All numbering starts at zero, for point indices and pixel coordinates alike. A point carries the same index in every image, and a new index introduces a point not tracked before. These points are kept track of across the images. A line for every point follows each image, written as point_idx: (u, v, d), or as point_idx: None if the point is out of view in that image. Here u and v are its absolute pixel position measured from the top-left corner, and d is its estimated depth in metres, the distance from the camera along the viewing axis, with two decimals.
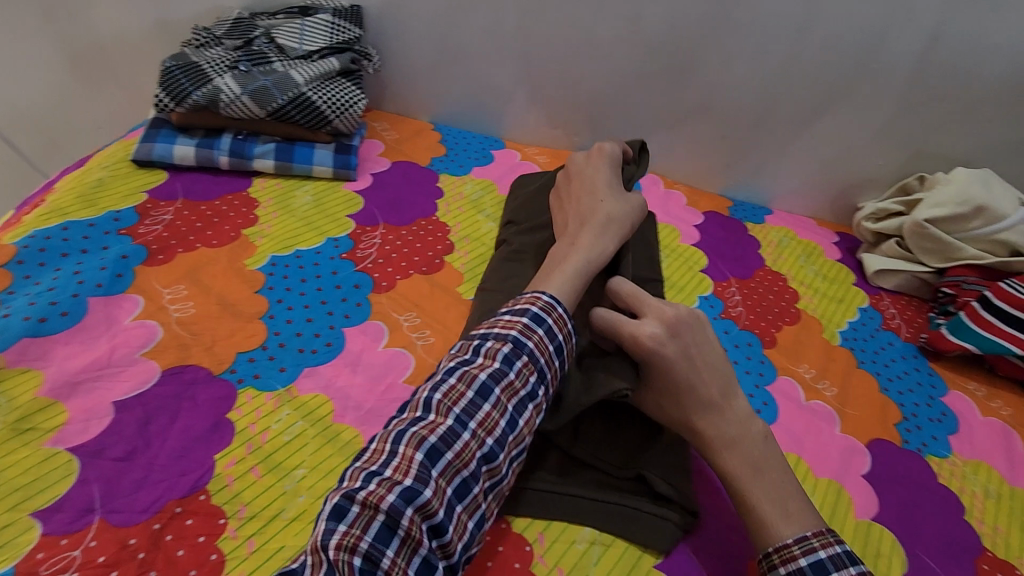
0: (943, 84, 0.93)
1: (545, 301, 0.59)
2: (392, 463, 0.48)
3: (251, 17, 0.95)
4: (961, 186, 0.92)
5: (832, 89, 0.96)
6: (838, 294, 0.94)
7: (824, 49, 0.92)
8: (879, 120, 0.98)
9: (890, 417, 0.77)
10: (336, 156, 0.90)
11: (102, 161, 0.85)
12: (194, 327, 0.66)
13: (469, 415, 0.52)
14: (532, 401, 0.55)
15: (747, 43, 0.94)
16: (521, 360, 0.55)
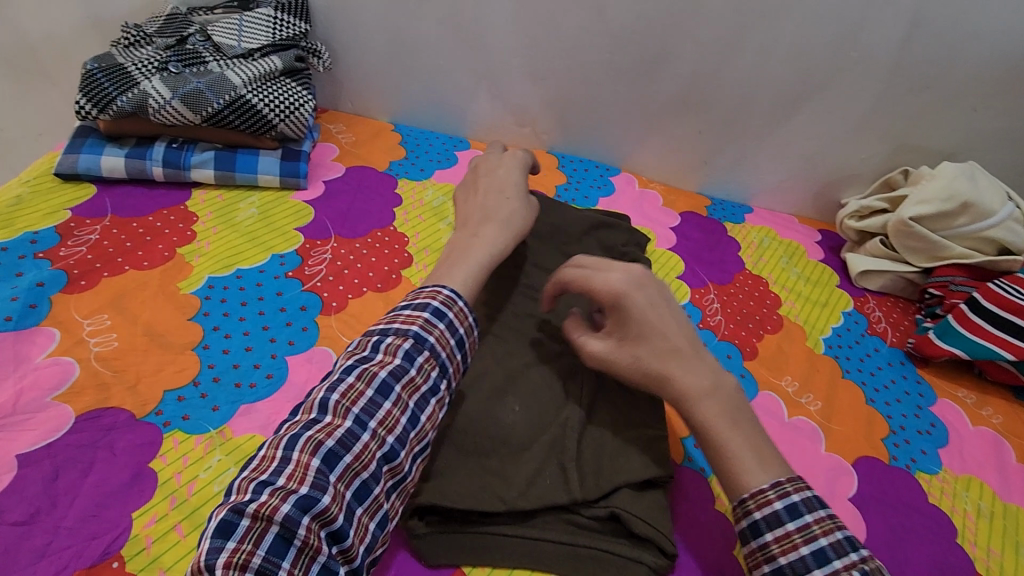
0: (926, 73, 0.88)
1: (445, 295, 0.57)
2: (287, 470, 0.45)
3: (186, 12, 0.87)
4: (947, 181, 0.87)
5: (810, 80, 0.91)
6: (821, 298, 0.90)
7: (801, 37, 0.87)
8: (860, 112, 0.93)
9: (877, 431, 0.73)
10: (283, 163, 0.83)
11: (22, 176, 0.77)
12: (116, 363, 0.59)
13: (369, 415, 0.50)
14: (434, 395, 0.54)
15: (719, 32, 0.88)
16: (423, 355, 0.53)
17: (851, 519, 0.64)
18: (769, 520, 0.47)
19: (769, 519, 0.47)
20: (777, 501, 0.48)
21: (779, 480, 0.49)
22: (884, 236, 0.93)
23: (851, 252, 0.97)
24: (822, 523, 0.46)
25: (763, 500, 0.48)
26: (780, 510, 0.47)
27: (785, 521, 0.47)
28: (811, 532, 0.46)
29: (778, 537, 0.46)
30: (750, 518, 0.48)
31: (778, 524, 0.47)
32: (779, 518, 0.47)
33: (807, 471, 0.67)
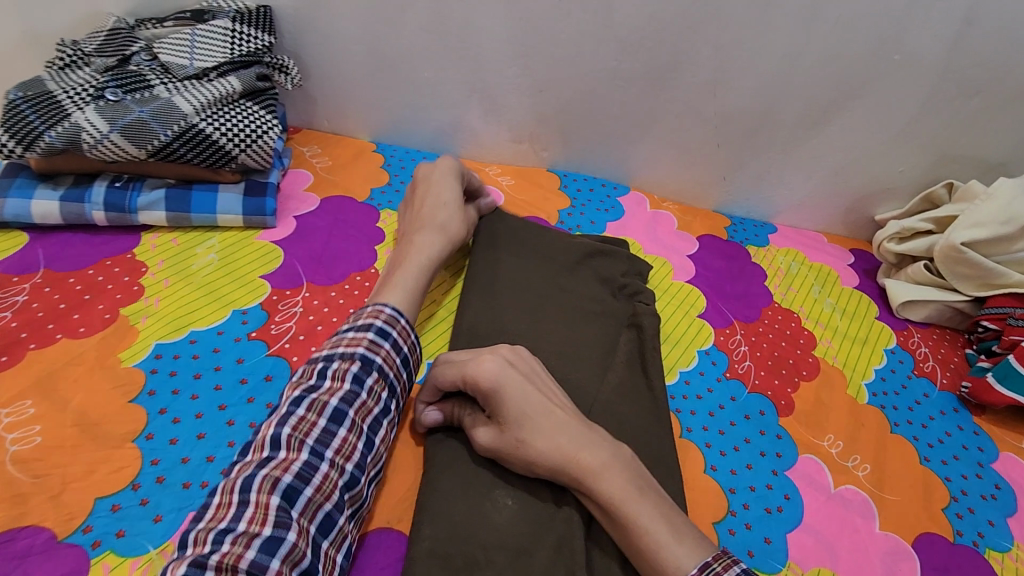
0: (977, 78, 0.78)
1: (388, 313, 0.56)
2: (246, 514, 0.43)
3: (130, 27, 0.76)
4: (1006, 201, 0.77)
5: (845, 87, 0.80)
6: (861, 334, 0.80)
7: (836, 39, 0.76)
8: (901, 121, 0.82)
9: (936, 499, 0.63)
10: (247, 199, 0.73)
11: None
12: (38, 465, 0.49)
13: (324, 445, 0.48)
14: (386, 416, 0.54)
15: (742, 36, 0.77)
16: (371, 378, 0.53)
17: None
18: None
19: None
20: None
21: (705, 559, 0.45)
22: (929, 260, 0.83)
23: (891, 277, 0.87)
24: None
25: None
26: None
27: None
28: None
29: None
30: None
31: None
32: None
33: (861, 557, 0.58)
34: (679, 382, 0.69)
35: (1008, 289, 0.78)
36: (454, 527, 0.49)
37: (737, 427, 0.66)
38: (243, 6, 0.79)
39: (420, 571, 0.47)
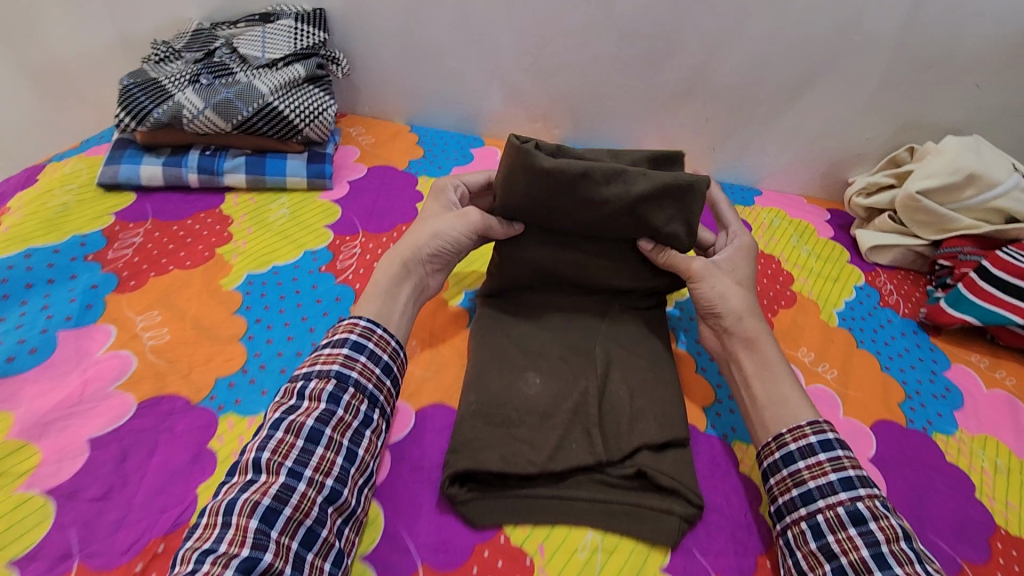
0: (928, 52, 0.90)
1: (363, 326, 0.59)
2: (227, 536, 0.45)
3: (211, 27, 0.92)
4: (953, 155, 0.89)
5: (814, 64, 0.93)
6: (833, 274, 0.92)
7: (803, 21, 0.89)
8: (865, 92, 0.95)
9: (893, 396, 0.76)
10: (310, 165, 0.87)
11: (65, 185, 0.81)
12: (169, 354, 0.63)
13: (303, 464, 0.50)
14: (368, 427, 0.55)
15: (724, 22, 0.91)
16: (348, 395, 0.55)
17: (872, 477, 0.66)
18: (802, 449, 0.56)
19: (803, 449, 0.56)
20: (811, 435, 0.56)
21: (817, 419, 0.58)
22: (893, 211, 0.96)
23: (862, 228, 0.99)
24: (851, 457, 0.55)
25: (800, 433, 0.57)
26: (813, 441, 0.56)
27: (818, 452, 0.55)
28: (840, 462, 0.54)
29: (809, 464, 0.55)
30: (781, 449, 0.57)
31: (810, 453, 0.55)
32: (813, 448, 0.56)
33: None
34: (677, 308, 0.82)
35: (960, 229, 0.90)
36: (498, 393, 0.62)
37: None
38: (303, 9, 0.94)
39: (468, 425, 0.60)
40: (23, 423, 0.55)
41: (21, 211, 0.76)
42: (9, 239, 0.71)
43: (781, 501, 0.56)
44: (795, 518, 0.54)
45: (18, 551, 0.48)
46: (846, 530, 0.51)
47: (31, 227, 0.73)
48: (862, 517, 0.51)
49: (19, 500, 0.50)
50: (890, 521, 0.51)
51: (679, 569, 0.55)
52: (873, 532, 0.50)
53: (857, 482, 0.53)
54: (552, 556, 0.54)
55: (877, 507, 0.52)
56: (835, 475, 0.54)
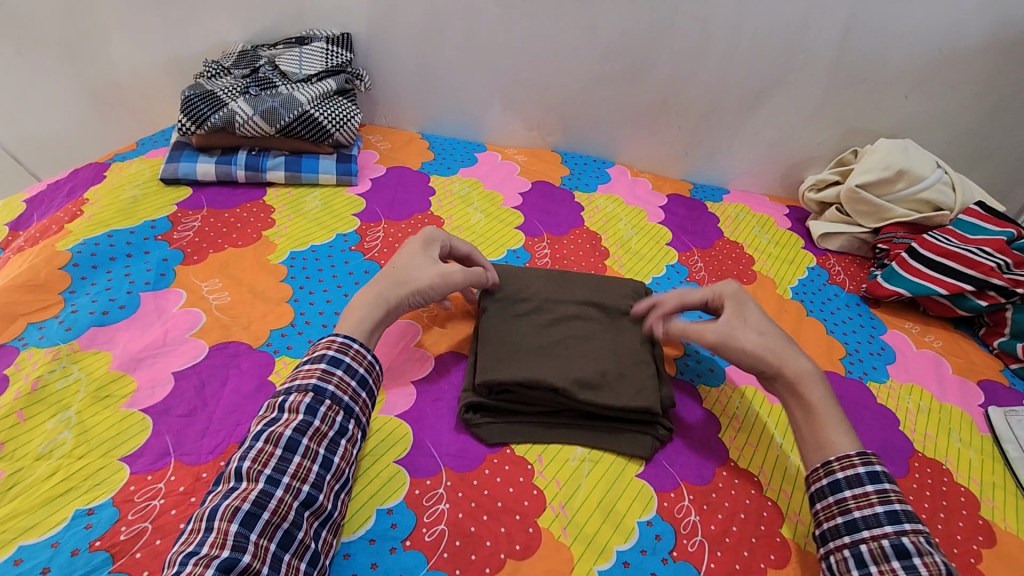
0: (862, 69, 1.07)
1: (339, 342, 0.65)
2: (209, 539, 0.50)
3: (255, 49, 1.08)
4: (884, 154, 1.06)
5: (767, 79, 1.10)
6: (789, 257, 1.07)
7: (756, 43, 1.06)
8: (812, 103, 1.12)
9: (835, 353, 0.90)
10: (339, 164, 1.02)
11: (132, 180, 0.95)
12: (231, 311, 0.77)
13: (281, 471, 0.55)
14: (343, 436, 0.60)
15: (689, 44, 1.07)
16: (324, 405, 0.60)
17: None
18: (849, 479, 0.58)
19: (850, 478, 0.58)
20: (859, 466, 0.59)
21: (863, 451, 0.60)
22: (839, 204, 1.11)
23: (814, 221, 1.14)
24: (896, 492, 0.57)
25: (847, 462, 0.59)
26: (862, 473, 0.58)
27: (865, 483, 0.58)
28: (887, 495, 0.57)
29: (855, 493, 0.58)
30: (829, 476, 0.60)
31: (858, 483, 0.58)
32: (861, 479, 0.58)
33: None
34: (654, 283, 0.96)
35: (894, 218, 1.05)
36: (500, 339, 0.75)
37: None
38: (333, 33, 1.10)
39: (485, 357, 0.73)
40: (120, 359, 0.68)
41: (99, 201, 0.90)
42: (92, 222, 0.85)
43: (826, 526, 0.58)
44: (839, 544, 0.56)
45: (126, 450, 0.60)
46: (890, 563, 0.53)
47: (109, 213, 0.87)
48: (906, 552, 0.53)
49: (124, 414, 0.63)
50: (935, 558, 0.53)
51: (651, 475, 0.68)
52: (917, 567, 0.52)
53: (902, 517, 0.56)
54: (549, 463, 0.67)
55: (922, 542, 0.54)
56: (881, 507, 0.56)
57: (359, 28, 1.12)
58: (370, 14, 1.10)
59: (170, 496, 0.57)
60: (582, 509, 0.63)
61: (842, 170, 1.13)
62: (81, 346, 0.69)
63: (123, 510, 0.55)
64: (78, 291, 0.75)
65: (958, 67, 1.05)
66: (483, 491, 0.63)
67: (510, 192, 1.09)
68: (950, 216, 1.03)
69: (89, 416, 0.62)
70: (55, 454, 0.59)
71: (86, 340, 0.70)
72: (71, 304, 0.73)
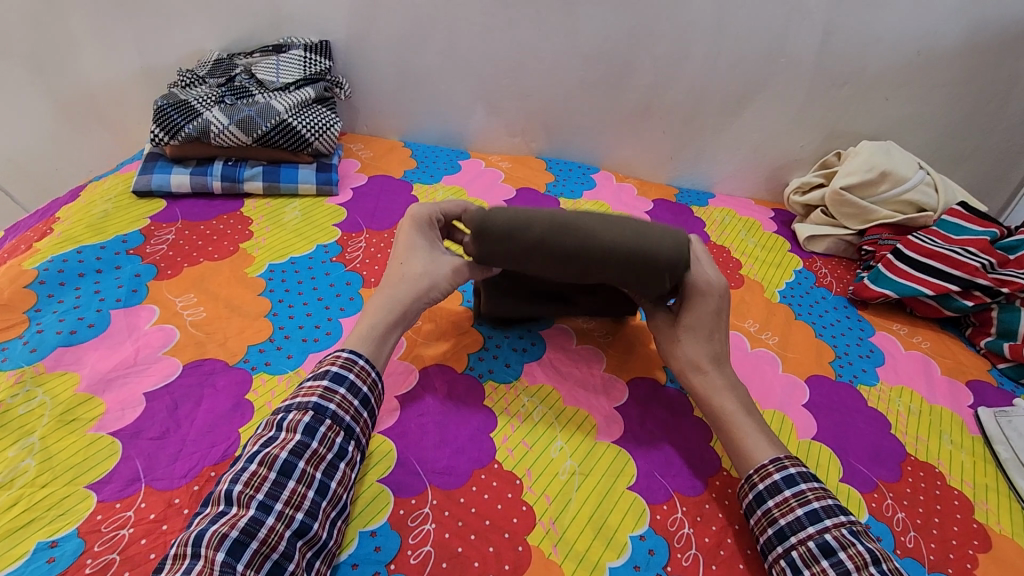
0: (842, 73, 1.07)
1: (344, 358, 0.63)
2: (195, 568, 0.47)
3: (230, 57, 1.06)
4: (867, 156, 1.06)
5: (749, 83, 1.09)
6: (776, 260, 1.07)
7: (736, 48, 1.06)
8: (794, 106, 1.12)
9: (825, 357, 0.89)
10: (319, 174, 1.00)
11: (104, 195, 0.92)
12: (207, 328, 0.74)
13: (274, 497, 0.53)
14: (342, 459, 0.58)
15: (670, 49, 1.07)
16: (324, 426, 0.58)
17: (804, 418, 0.78)
18: (770, 489, 0.60)
19: (770, 489, 0.60)
20: (774, 472, 0.61)
21: (777, 456, 0.63)
22: (825, 207, 1.11)
23: (801, 224, 1.13)
24: (815, 491, 0.59)
25: (764, 472, 0.61)
26: (778, 481, 0.60)
27: (783, 488, 0.60)
28: (804, 496, 0.58)
29: (777, 502, 0.59)
30: (753, 490, 0.61)
31: (776, 490, 0.59)
32: (778, 486, 0.60)
33: (768, 386, 0.82)
34: None
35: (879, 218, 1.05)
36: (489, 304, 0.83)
37: None
38: (311, 41, 1.08)
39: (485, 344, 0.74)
40: (88, 380, 0.65)
41: (69, 217, 0.87)
42: (60, 239, 0.82)
43: (762, 542, 0.59)
44: (776, 557, 0.57)
45: (93, 476, 0.57)
46: (820, 564, 0.54)
47: (78, 229, 0.84)
48: (831, 550, 0.54)
49: (91, 438, 0.60)
50: (858, 547, 0.54)
51: (642, 487, 0.66)
52: (843, 561, 0.54)
53: (821, 513, 0.57)
54: (537, 478, 0.65)
55: (844, 535, 0.55)
56: (802, 509, 0.58)
57: (337, 36, 1.10)
58: (348, 21, 1.08)
59: (140, 525, 0.54)
60: (572, 525, 0.61)
61: (826, 173, 1.13)
62: (46, 368, 0.66)
63: (89, 541, 0.52)
64: (44, 309, 0.72)
65: (936, 69, 1.06)
66: (470, 509, 0.61)
67: (495, 199, 1.07)
68: (933, 216, 1.04)
69: (54, 442, 0.59)
70: (17, 484, 0.56)
71: (52, 361, 0.66)
72: (36, 324, 0.70)
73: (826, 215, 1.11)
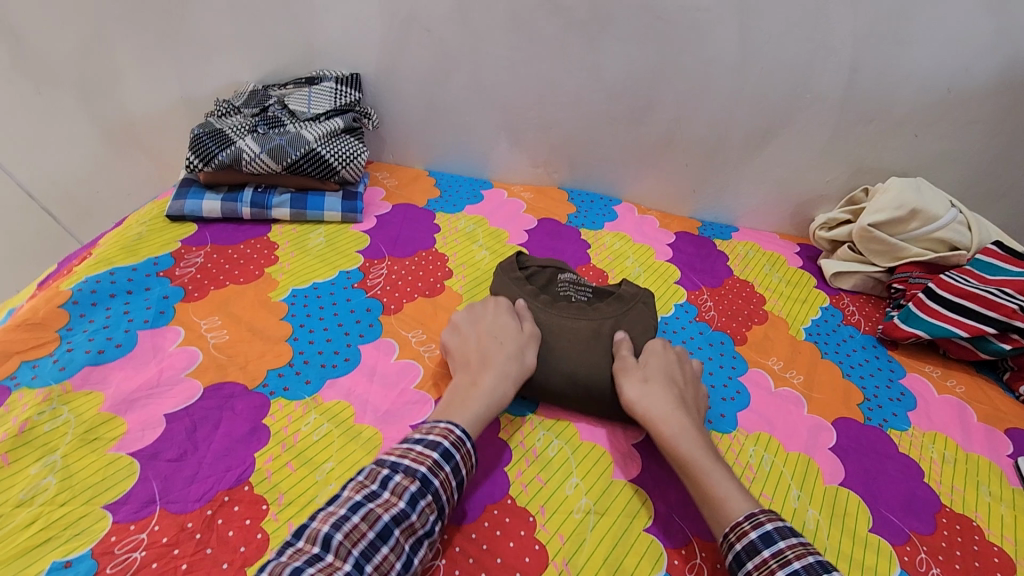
0: (869, 110, 1.06)
1: (456, 435, 0.61)
2: None
3: (265, 88, 1.10)
4: (898, 193, 1.03)
5: (773, 118, 1.09)
6: (801, 296, 1.04)
7: (760, 83, 1.05)
8: (819, 142, 1.11)
9: (853, 399, 0.86)
10: (344, 202, 1.02)
11: (139, 219, 0.96)
12: (229, 350, 0.75)
13: (366, 558, 0.51)
14: (428, 538, 0.55)
15: (693, 85, 1.07)
16: (426, 500, 0.56)
17: (831, 463, 0.75)
18: (747, 549, 0.55)
19: (747, 549, 0.55)
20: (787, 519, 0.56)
21: (754, 510, 0.58)
22: (852, 244, 1.09)
23: (828, 261, 1.10)
24: (794, 548, 0.53)
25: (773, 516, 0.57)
26: (755, 540, 0.55)
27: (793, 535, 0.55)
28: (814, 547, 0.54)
29: (754, 562, 0.53)
30: (731, 552, 0.56)
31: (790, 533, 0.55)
32: (754, 545, 0.54)
33: (792, 427, 0.80)
34: (663, 323, 0.94)
35: (909, 256, 1.03)
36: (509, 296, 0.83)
37: (702, 349, 0.90)
38: (342, 74, 1.12)
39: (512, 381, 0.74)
40: (112, 400, 0.67)
41: (105, 240, 0.90)
42: (96, 261, 0.85)
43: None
44: None
45: (109, 497, 0.58)
46: None
47: (113, 251, 0.87)
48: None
49: (111, 458, 0.61)
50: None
51: (660, 529, 0.64)
52: None
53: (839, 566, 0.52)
54: (551, 515, 0.63)
55: None
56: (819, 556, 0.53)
57: (367, 69, 1.14)
58: (379, 55, 1.12)
59: (152, 549, 0.54)
60: (586, 567, 0.59)
61: (853, 209, 1.11)
62: (73, 386, 0.67)
63: (102, 563, 0.52)
64: (75, 328, 0.74)
65: (967, 107, 1.04)
66: (482, 545, 0.60)
67: (516, 229, 1.08)
68: (966, 254, 1.01)
69: (75, 461, 0.60)
70: (37, 501, 0.56)
71: (79, 380, 0.68)
72: (67, 342, 0.72)
73: (854, 251, 1.08)
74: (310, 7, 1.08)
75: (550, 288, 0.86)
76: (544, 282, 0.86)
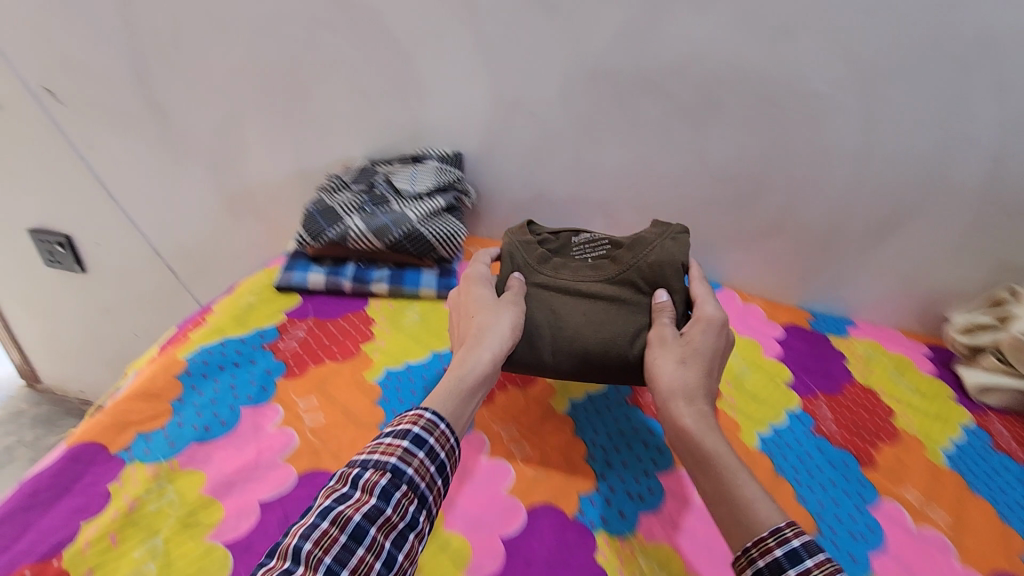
0: (1017, 203, 0.95)
1: (427, 419, 0.63)
2: None
3: (373, 166, 1.16)
4: None
5: (898, 208, 1.00)
6: (937, 412, 0.92)
7: (885, 173, 0.98)
8: (954, 235, 1.00)
9: (1015, 549, 0.72)
10: (441, 279, 1.03)
11: (250, 287, 1.01)
12: (324, 435, 0.75)
13: (342, 563, 0.52)
14: (412, 530, 0.57)
15: (807, 172, 1.01)
16: (399, 491, 0.58)
17: None
18: (770, 565, 0.51)
19: (770, 565, 0.51)
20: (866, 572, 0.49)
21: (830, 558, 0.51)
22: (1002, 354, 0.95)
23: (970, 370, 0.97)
24: (822, 564, 0.50)
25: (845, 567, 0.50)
26: (779, 556, 0.51)
27: None
28: None
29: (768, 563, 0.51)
30: (752, 566, 0.52)
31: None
32: (778, 560, 0.51)
33: None
34: (775, 434, 0.85)
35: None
36: (527, 274, 0.86)
37: (823, 470, 0.80)
38: (445, 152, 1.15)
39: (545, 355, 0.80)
40: (212, 482, 0.67)
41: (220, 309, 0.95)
42: (209, 331, 0.89)
43: None
44: None
45: None
46: None
47: (225, 322, 0.91)
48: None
49: (206, 547, 0.61)
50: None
51: None
52: None
53: None
54: None
55: None
56: None
57: (469, 149, 1.17)
58: (481, 136, 1.15)
59: None
60: None
61: (998, 312, 0.98)
62: (179, 464, 0.69)
63: None
64: (186, 400, 0.77)
65: None
66: None
67: None
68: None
69: (173, 547, 0.61)
70: None
71: (185, 458, 0.70)
72: (178, 416, 0.75)
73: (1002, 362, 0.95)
74: (421, 93, 1.13)
75: (563, 250, 0.90)
76: (557, 246, 0.90)
